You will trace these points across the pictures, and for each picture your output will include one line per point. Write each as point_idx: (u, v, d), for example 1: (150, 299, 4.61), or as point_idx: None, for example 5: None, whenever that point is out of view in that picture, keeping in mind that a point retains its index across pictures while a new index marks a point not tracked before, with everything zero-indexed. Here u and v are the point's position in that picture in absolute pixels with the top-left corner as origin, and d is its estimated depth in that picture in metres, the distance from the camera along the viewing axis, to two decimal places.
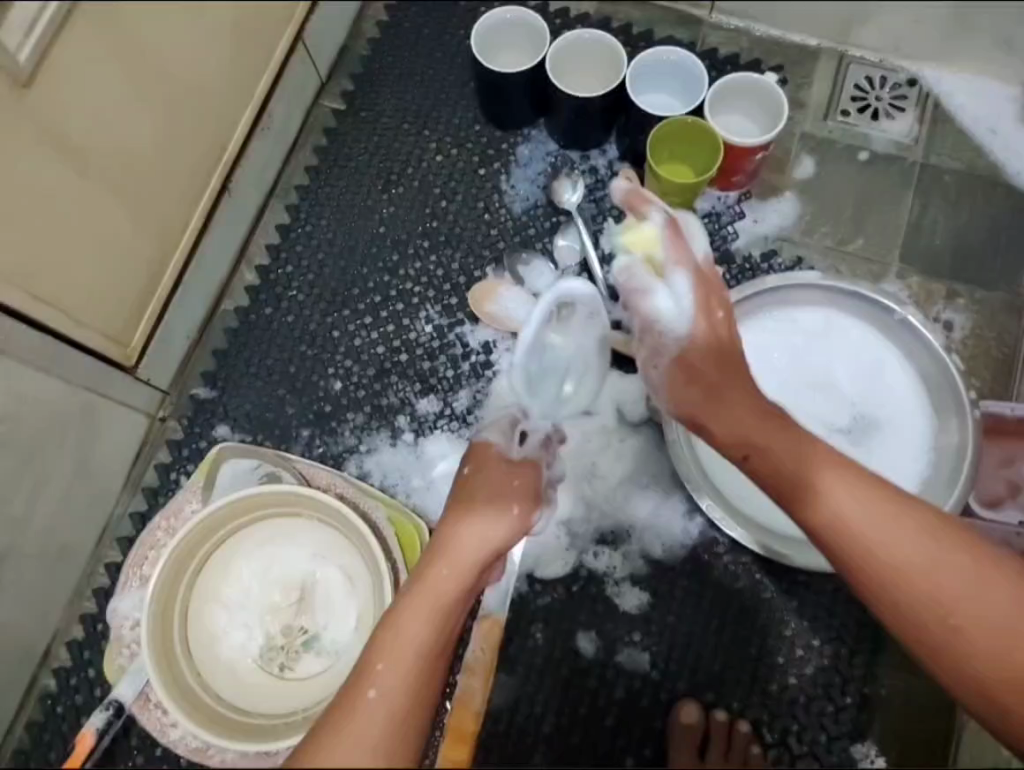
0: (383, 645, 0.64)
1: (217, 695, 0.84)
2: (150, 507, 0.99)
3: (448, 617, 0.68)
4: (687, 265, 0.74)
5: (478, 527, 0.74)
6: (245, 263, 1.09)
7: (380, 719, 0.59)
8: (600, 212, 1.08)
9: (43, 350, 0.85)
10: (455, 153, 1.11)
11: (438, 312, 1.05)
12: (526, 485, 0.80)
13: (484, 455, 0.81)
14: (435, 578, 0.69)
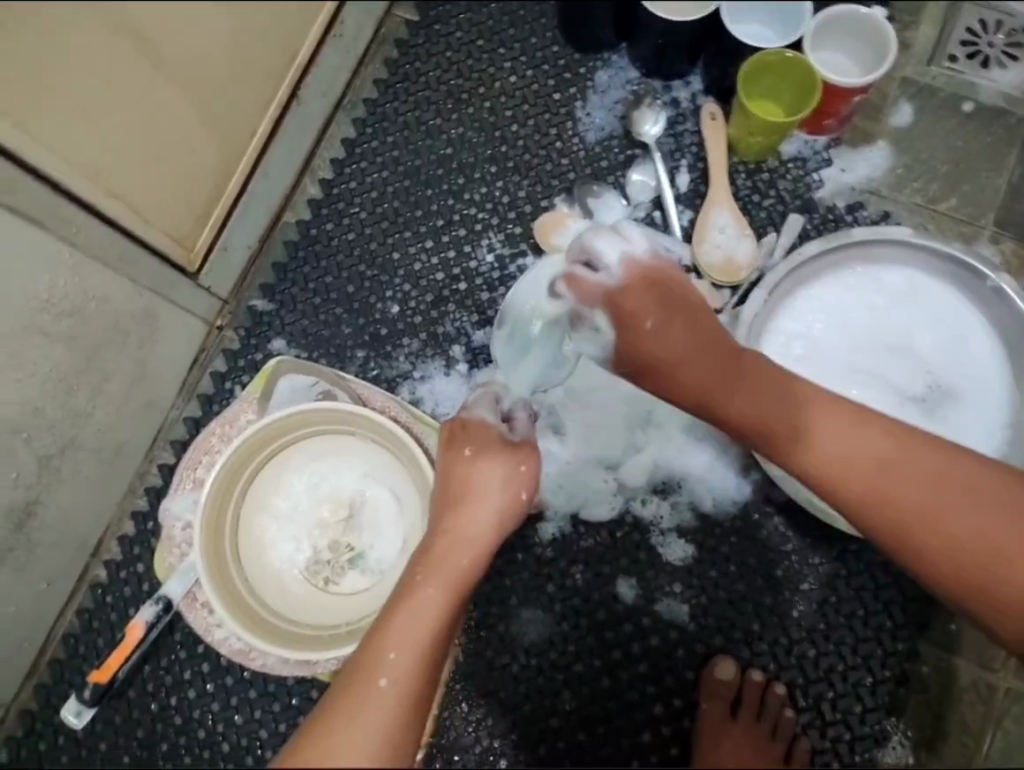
0: (394, 630, 0.68)
1: (264, 604, 0.85)
2: (205, 414, 0.99)
3: (462, 597, 0.72)
4: (602, 304, 0.75)
5: (483, 511, 0.77)
6: (309, 175, 1.05)
7: (392, 700, 0.63)
8: (679, 149, 1.03)
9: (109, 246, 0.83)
10: (529, 75, 1.06)
11: (500, 240, 1.03)
12: (531, 468, 0.81)
13: (482, 435, 0.82)
14: (455, 566, 0.72)
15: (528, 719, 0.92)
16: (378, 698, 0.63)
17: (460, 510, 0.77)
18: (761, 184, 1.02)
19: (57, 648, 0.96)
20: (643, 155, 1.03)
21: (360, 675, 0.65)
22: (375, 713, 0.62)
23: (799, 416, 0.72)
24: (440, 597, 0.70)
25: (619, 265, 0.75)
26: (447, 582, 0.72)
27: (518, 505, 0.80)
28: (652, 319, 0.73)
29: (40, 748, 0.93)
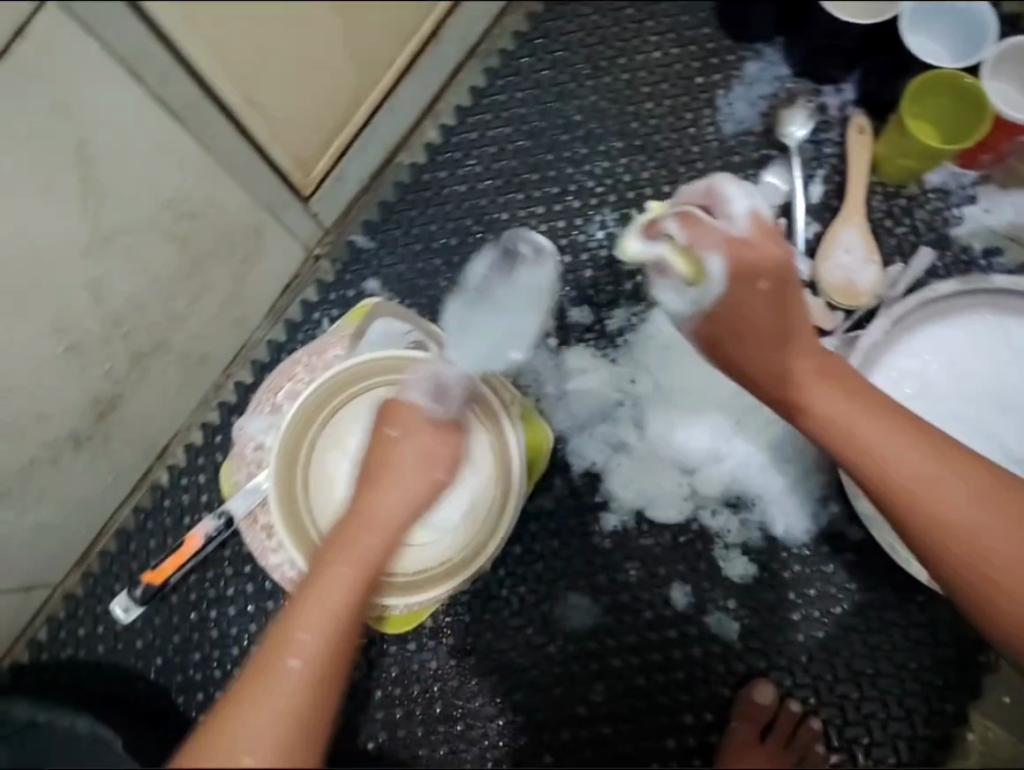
0: (301, 612, 0.65)
1: (332, 543, 0.85)
2: (289, 341, 1.00)
3: (370, 583, 0.70)
4: (716, 245, 0.70)
5: (402, 497, 0.75)
6: (430, 119, 1.03)
7: (303, 678, 0.60)
8: (817, 158, 0.98)
9: (236, 154, 0.80)
10: (674, 53, 1.02)
11: (614, 219, 1.00)
12: (455, 453, 0.79)
13: (410, 418, 0.78)
14: (365, 553, 0.70)
15: (555, 703, 0.91)
16: (285, 679, 0.60)
17: (380, 493, 0.75)
18: (896, 210, 0.97)
19: (109, 541, 0.97)
20: (779, 157, 0.98)
21: (267, 657, 0.62)
22: (283, 690, 0.59)
23: (851, 414, 0.71)
24: (349, 584, 0.68)
25: (745, 217, 0.72)
26: (355, 566, 0.69)
27: (433, 485, 0.77)
28: (766, 283, 0.71)
29: (79, 634, 0.95)
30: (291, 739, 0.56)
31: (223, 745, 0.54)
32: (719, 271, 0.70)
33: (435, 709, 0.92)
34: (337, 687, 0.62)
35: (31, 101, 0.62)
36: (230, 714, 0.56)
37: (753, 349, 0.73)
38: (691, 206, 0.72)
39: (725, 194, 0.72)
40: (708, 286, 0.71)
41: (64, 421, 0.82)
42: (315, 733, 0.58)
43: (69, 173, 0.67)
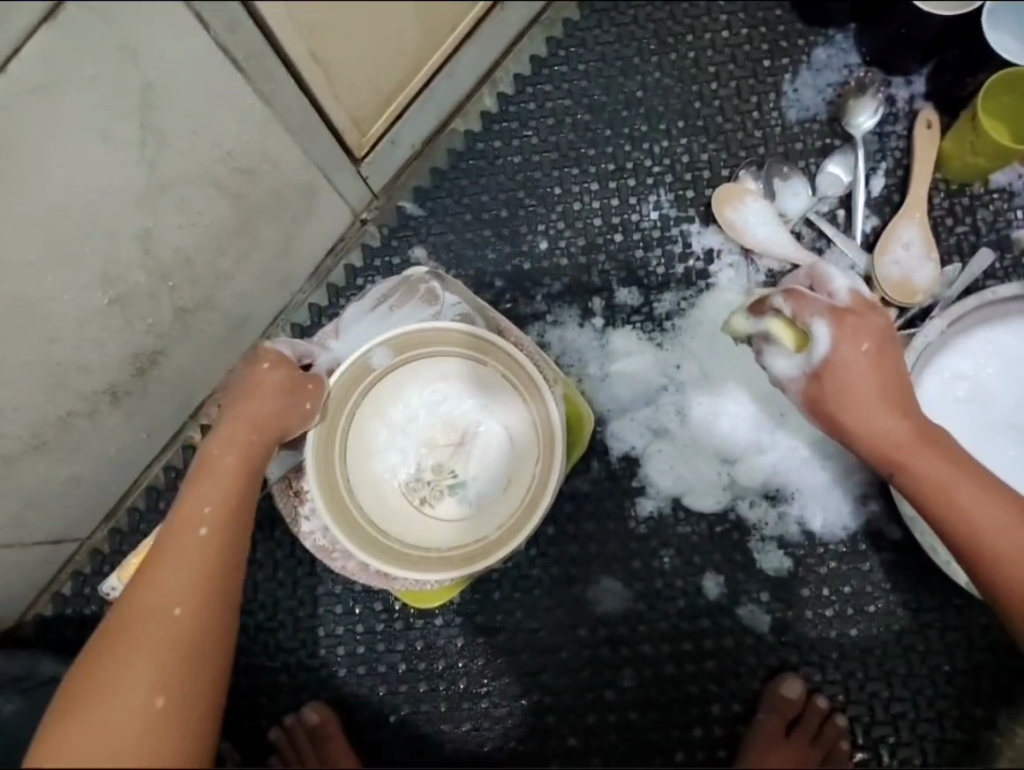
0: (199, 491, 0.71)
1: (366, 515, 0.83)
2: (330, 306, 0.99)
3: (251, 474, 0.74)
4: (821, 313, 0.72)
5: (257, 413, 0.76)
6: (487, 86, 1.01)
7: (207, 548, 0.67)
8: (881, 151, 0.96)
9: (308, 117, 0.79)
10: (743, 34, 1.00)
11: (669, 200, 0.98)
12: (317, 388, 0.81)
13: (273, 357, 0.79)
14: (240, 443, 0.74)
15: (583, 686, 0.91)
16: (194, 547, 0.67)
17: (240, 405, 0.76)
18: (958, 208, 0.95)
19: (138, 497, 0.96)
20: (843, 147, 0.96)
21: (172, 534, 0.68)
22: (191, 557, 0.66)
23: (945, 466, 0.71)
24: (231, 470, 0.73)
25: (847, 293, 0.75)
26: (239, 452, 0.74)
27: (296, 413, 0.78)
28: (868, 344, 0.71)
29: (103, 592, 0.95)
30: (208, 601, 0.64)
31: (145, 611, 0.62)
32: (825, 337, 0.72)
33: (461, 685, 0.92)
34: (244, 546, 0.70)
35: (94, 44, 0.58)
36: (139, 590, 0.64)
37: (854, 409, 0.71)
38: (794, 285, 0.76)
39: (827, 274, 0.77)
40: (812, 348, 0.73)
41: (104, 374, 0.81)
42: (231, 588, 0.67)
43: (129, 121, 0.64)
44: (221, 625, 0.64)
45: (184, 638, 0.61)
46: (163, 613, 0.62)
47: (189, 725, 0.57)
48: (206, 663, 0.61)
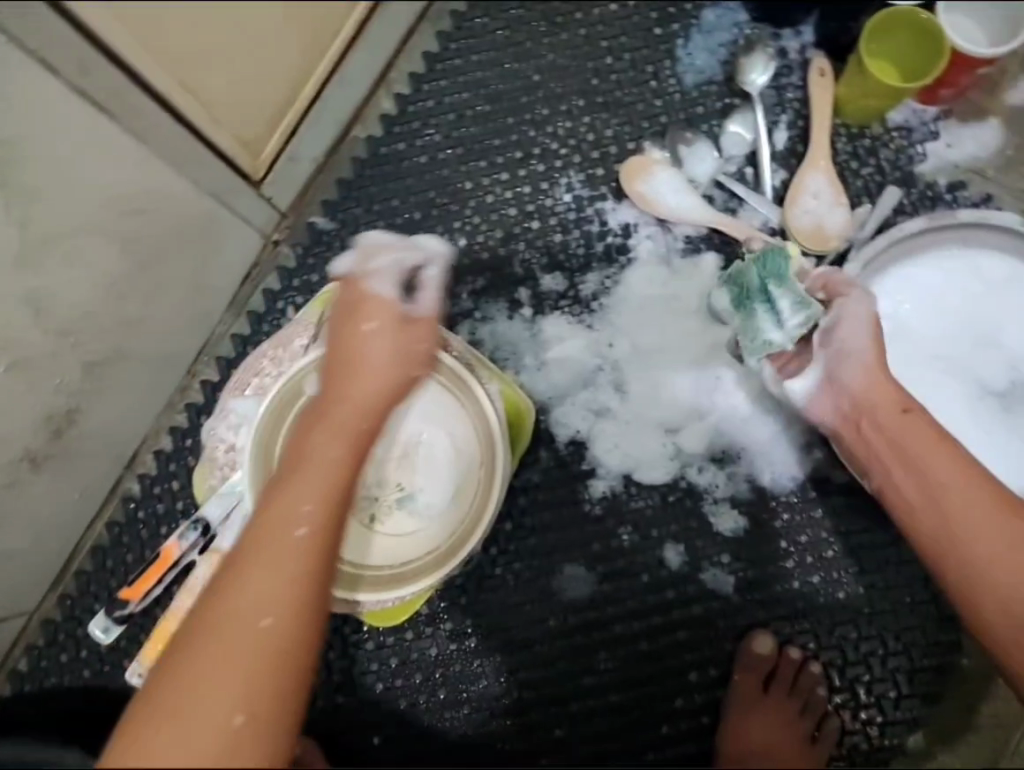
0: (298, 485, 0.59)
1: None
2: (253, 334, 0.96)
3: (358, 453, 0.63)
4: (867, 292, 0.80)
5: (377, 384, 0.67)
6: (384, 89, 0.99)
7: (306, 553, 0.55)
8: (780, 104, 0.97)
9: (177, 145, 0.78)
10: (631, 5, 0.99)
11: (580, 180, 0.98)
12: (427, 351, 0.70)
13: (383, 309, 0.69)
14: (343, 426, 0.63)
15: (560, 675, 0.91)
16: (291, 554, 0.54)
17: (354, 361, 0.67)
18: (861, 151, 0.97)
19: (84, 560, 0.94)
20: (743, 106, 0.97)
21: (269, 528, 0.56)
22: (277, 550, 0.54)
23: (919, 446, 0.72)
24: (332, 443, 0.62)
25: None
26: (346, 441, 0.63)
27: (409, 381, 0.69)
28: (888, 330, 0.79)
29: (60, 662, 0.92)
30: (304, 619, 0.52)
31: (238, 609, 0.51)
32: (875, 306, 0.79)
33: (439, 694, 0.91)
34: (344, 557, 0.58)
35: None
36: (230, 576, 0.53)
37: (855, 367, 0.76)
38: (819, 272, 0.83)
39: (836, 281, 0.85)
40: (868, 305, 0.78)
41: (18, 440, 0.78)
42: (328, 589, 0.56)
43: None
44: (317, 635, 0.53)
45: (273, 656, 0.50)
46: (248, 619, 0.50)
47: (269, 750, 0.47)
48: (283, 694, 0.49)
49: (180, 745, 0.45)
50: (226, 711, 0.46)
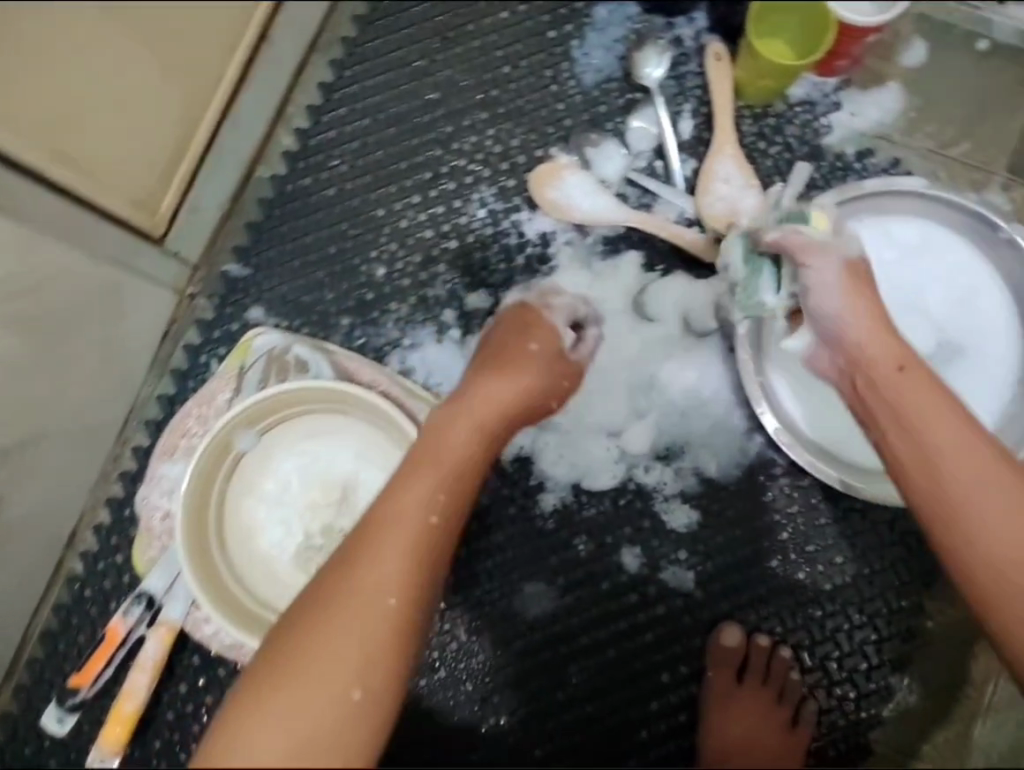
0: (428, 471, 0.68)
1: (262, 601, 0.83)
2: (179, 392, 0.94)
3: (487, 449, 0.73)
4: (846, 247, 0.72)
5: (499, 390, 0.75)
6: (282, 125, 0.97)
7: (429, 543, 0.64)
8: (682, 93, 0.97)
9: (69, 218, 0.79)
10: (522, 10, 0.98)
11: (493, 194, 0.96)
12: (569, 390, 0.82)
13: (548, 339, 0.81)
14: (482, 426, 0.72)
15: (534, 694, 0.91)
16: (423, 541, 0.64)
17: (497, 367, 0.77)
18: (767, 130, 0.96)
19: (35, 646, 0.92)
20: (645, 100, 0.96)
21: (404, 510, 0.65)
22: (409, 540, 0.63)
23: (916, 401, 0.66)
24: (467, 440, 0.71)
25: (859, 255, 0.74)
26: (475, 438, 0.71)
27: (544, 405, 0.79)
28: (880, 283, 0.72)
29: (25, 753, 0.90)
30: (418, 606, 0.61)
31: (366, 584, 0.60)
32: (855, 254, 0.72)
33: (414, 729, 0.91)
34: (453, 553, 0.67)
35: None
36: (359, 553, 0.62)
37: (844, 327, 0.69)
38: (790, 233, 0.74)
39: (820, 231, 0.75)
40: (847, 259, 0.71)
41: None
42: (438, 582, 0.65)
43: None
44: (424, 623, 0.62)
45: (391, 634, 0.58)
46: (379, 599, 0.59)
47: (377, 719, 0.56)
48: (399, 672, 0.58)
49: (313, 694, 0.54)
50: (348, 683, 0.55)
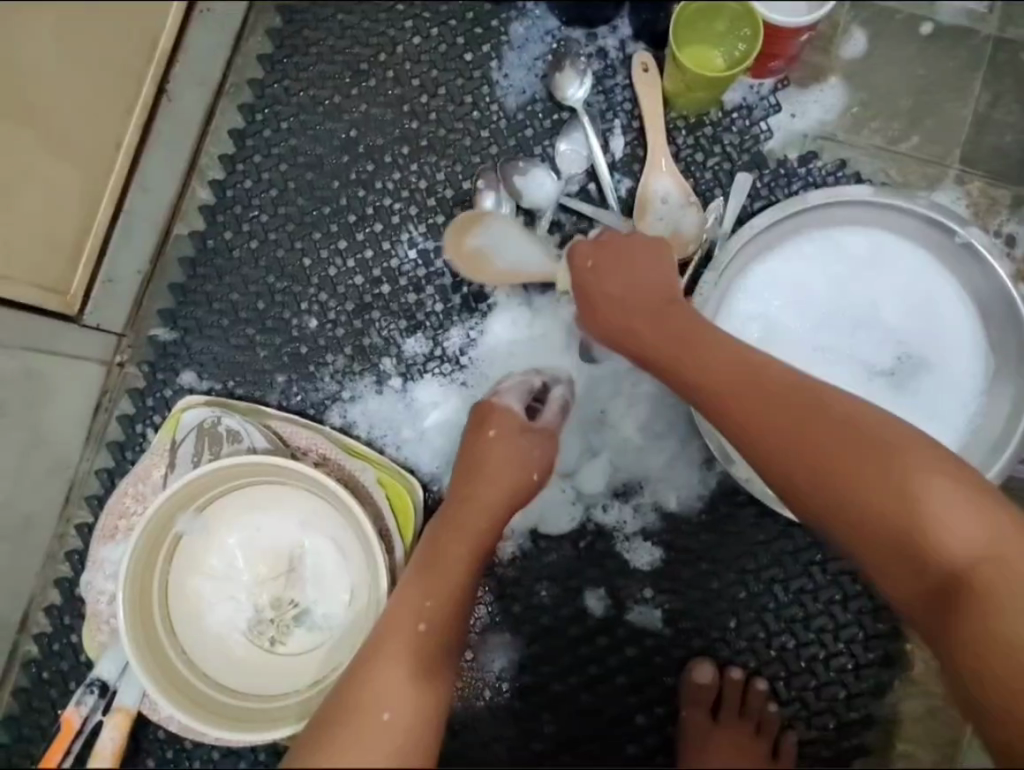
0: (430, 573, 0.71)
1: (218, 683, 0.81)
2: (118, 464, 0.91)
3: (480, 547, 0.74)
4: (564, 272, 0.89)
5: (491, 480, 0.76)
6: (197, 178, 0.93)
7: (428, 648, 0.67)
8: (610, 108, 0.92)
9: None
10: (435, 34, 0.93)
11: (422, 232, 0.92)
12: (547, 452, 0.79)
13: (507, 419, 0.78)
14: (472, 521, 0.74)
15: (508, 747, 0.88)
16: (418, 645, 0.67)
17: (486, 448, 0.77)
18: (703, 141, 0.92)
19: None
20: (571, 119, 0.92)
21: (400, 615, 0.68)
22: (406, 651, 0.66)
23: (774, 432, 0.67)
24: (461, 539, 0.73)
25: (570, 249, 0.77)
26: (469, 536, 0.73)
27: (528, 481, 0.77)
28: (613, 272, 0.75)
29: None
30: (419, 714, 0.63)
31: (368, 700, 0.63)
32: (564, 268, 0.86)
33: None
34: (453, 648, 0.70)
35: None
36: (363, 668, 0.65)
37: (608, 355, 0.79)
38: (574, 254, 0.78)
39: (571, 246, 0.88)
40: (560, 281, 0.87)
41: None
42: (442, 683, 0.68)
43: None
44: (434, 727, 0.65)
45: (396, 745, 0.61)
46: (375, 714, 0.62)
47: None
48: None
49: None
50: None
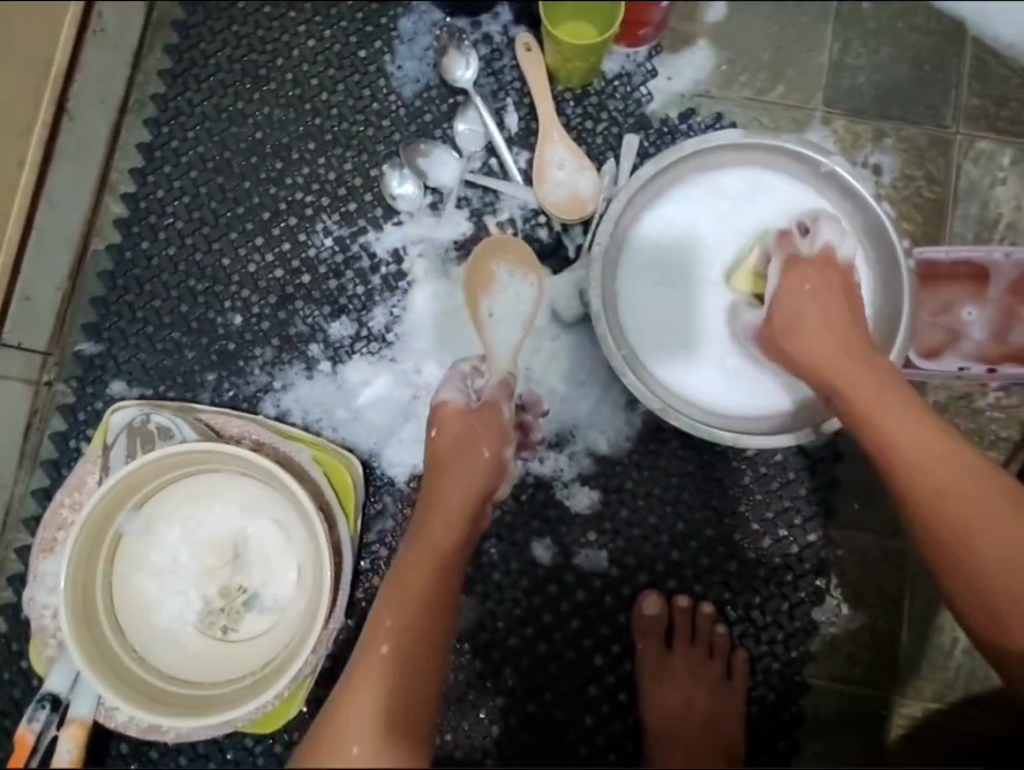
0: (394, 598, 0.70)
1: (168, 677, 0.80)
2: (54, 482, 0.91)
3: (445, 568, 0.73)
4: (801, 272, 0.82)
5: (454, 481, 0.77)
6: (109, 193, 0.96)
7: (389, 672, 0.66)
8: (501, 87, 0.97)
9: None
10: (328, 35, 0.98)
11: (336, 221, 0.95)
12: (494, 426, 0.81)
13: (450, 416, 0.80)
14: (433, 534, 0.74)
15: (474, 706, 0.90)
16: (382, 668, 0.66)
17: (435, 457, 0.79)
18: (590, 109, 0.98)
19: None
20: (465, 101, 0.97)
21: (365, 650, 0.67)
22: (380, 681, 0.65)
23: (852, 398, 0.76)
24: (422, 559, 0.73)
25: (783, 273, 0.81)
26: (425, 550, 0.73)
27: (481, 461, 0.79)
28: (810, 287, 0.80)
29: None
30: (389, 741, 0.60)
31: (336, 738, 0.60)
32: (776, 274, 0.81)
33: None
34: (426, 668, 0.68)
35: None
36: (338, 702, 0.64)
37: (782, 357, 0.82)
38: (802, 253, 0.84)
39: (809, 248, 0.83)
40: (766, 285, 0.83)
41: None
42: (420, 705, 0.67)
43: None
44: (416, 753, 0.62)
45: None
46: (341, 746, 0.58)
47: None
48: None
49: None
50: None
